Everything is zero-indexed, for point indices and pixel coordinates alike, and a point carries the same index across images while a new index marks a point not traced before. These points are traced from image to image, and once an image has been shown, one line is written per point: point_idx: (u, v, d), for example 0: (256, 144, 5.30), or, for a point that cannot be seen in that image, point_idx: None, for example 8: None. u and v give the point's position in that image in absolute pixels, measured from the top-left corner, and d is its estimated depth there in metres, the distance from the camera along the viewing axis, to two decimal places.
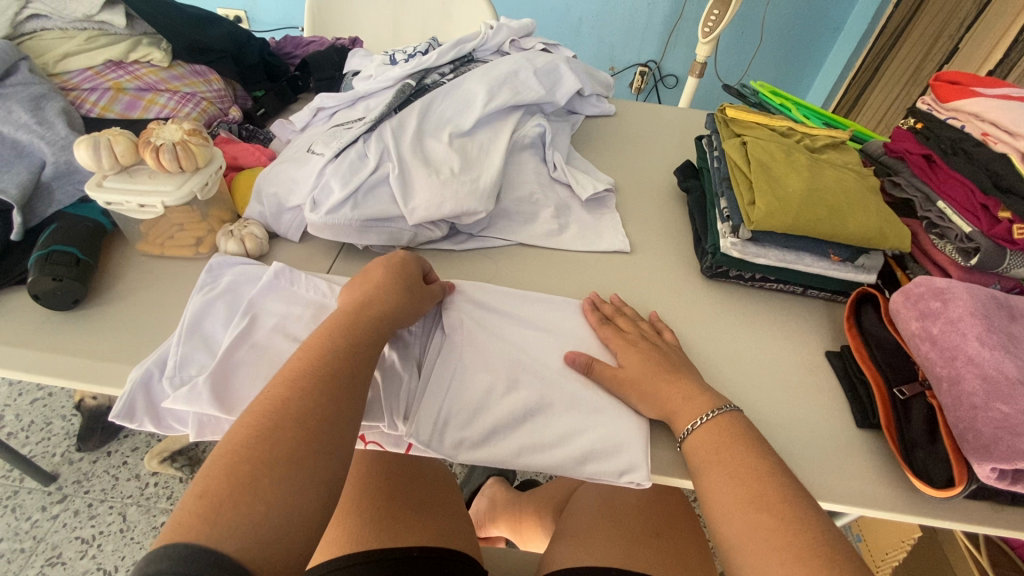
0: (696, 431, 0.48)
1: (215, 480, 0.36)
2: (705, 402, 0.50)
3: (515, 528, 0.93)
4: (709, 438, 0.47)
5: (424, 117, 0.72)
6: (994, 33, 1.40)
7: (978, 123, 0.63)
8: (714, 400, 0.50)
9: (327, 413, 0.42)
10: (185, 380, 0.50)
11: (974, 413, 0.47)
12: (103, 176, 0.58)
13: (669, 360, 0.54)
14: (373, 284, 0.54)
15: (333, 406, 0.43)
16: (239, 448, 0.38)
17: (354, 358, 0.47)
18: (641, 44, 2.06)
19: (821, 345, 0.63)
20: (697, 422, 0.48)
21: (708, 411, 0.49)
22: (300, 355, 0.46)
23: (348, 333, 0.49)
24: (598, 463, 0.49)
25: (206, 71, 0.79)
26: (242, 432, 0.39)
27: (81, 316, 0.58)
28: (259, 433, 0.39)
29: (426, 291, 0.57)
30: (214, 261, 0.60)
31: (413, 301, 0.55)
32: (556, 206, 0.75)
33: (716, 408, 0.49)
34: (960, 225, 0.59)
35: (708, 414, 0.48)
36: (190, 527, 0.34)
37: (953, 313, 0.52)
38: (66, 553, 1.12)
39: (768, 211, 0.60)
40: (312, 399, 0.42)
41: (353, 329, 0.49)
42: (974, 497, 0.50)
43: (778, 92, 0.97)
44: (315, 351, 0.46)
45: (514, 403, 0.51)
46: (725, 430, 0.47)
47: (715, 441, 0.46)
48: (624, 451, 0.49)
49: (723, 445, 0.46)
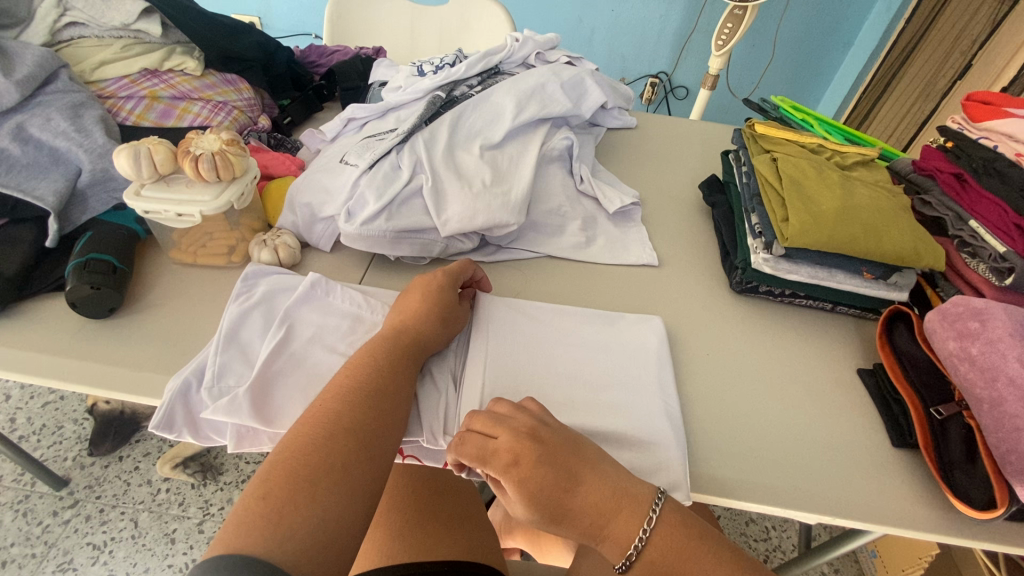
0: (634, 551, 0.45)
1: (275, 484, 0.37)
2: (643, 498, 0.45)
3: (533, 539, 0.92)
4: (664, 550, 0.44)
5: (455, 128, 0.72)
6: (1007, 50, 1.42)
7: (1012, 143, 0.63)
8: (643, 494, 0.46)
9: (377, 428, 0.43)
10: (224, 391, 0.50)
11: (1016, 435, 0.47)
12: (141, 185, 0.58)
13: (566, 468, 0.45)
14: (416, 297, 0.55)
15: (381, 421, 0.44)
16: (297, 455, 0.39)
17: (397, 374, 0.48)
18: (653, 56, 2.07)
19: (853, 362, 0.62)
20: (638, 542, 0.45)
21: (646, 520, 0.45)
22: (347, 370, 0.47)
23: (392, 349, 0.49)
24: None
25: (236, 79, 0.80)
26: (297, 439, 0.40)
27: (115, 324, 0.57)
28: (314, 440, 0.40)
29: (460, 309, 0.58)
30: (248, 271, 0.60)
31: (450, 320, 0.55)
32: (583, 219, 0.75)
33: (645, 518, 0.45)
34: (993, 245, 0.59)
35: (649, 527, 0.44)
36: (254, 530, 0.34)
37: (993, 333, 0.51)
38: (77, 559, 1.11)
39: (803, 228, 0.60)
40: (362, 413, 0.43)
41: (396, 346, 0.50)
42: (1015, 519, 0.49)
43: (798, 107, 0.98)
44: (362, 366, 0.47)
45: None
46: (666, 537, 0.45)
47: (660, 553, 0.45)
48: (663, 470, 0.49)
49: (679, 553, 0.44)
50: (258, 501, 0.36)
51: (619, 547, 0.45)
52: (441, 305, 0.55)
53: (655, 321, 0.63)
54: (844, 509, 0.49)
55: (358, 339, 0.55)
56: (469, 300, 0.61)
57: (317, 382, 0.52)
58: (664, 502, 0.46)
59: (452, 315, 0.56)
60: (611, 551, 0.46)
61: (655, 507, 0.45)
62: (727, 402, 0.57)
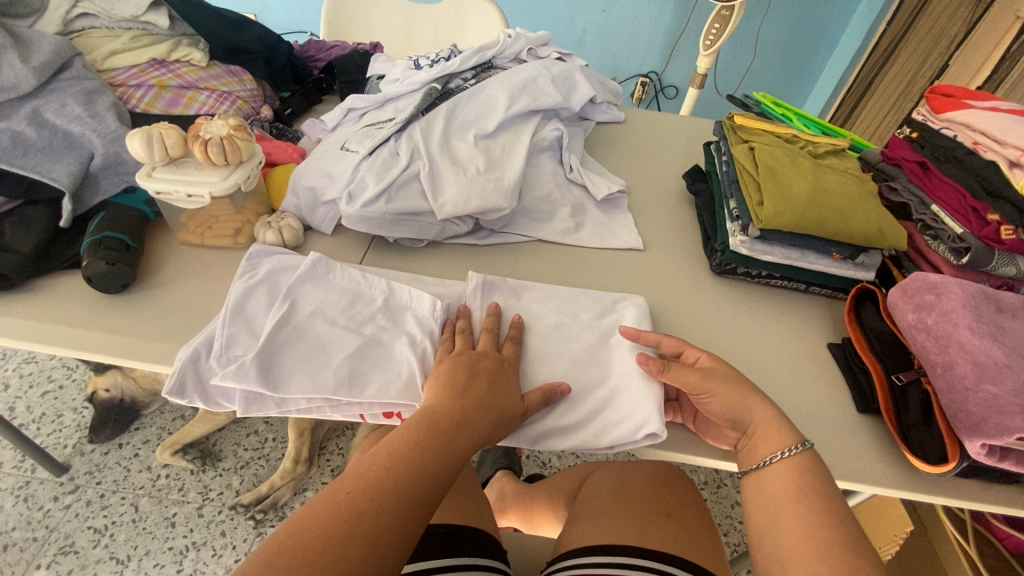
0: (764, 466, 0.51)
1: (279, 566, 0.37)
2: (776, 440, 0.51)
3: (525, 516, 0.97)
4: (780, 479, 0.50)
5: (450, 119, 0.76)
6: (982, 51, 1.48)
7: (969, 132, 0.69)
8: (789, 436, 0.51)
9: (396, 538, 0.42)
10: (232, 360, 0.53)
11: (965, 394, 0.51)
12: (152, 167, 0.61)
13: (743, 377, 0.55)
14: (479, 386, 0.52)
15: (403, 532, 0.42)
16: (309, 540, 0.39)
17: (434, 479, 0.45)
18: (644, 56, 2.12)
19: (824, 337, 0.67)
20: (764, 459, 0.51)
21: (785, 448, 0.50)
22: (385, 461, 0.44)
23: (436, 446, 0.47)
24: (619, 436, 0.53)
25: (240, 71, 0.83)
26: (313, 528, 0.39)
27: (128, 299, 0.60)
28: (330, 540, 0.39)
29: (518, 406, 0.53)
30: (252, 250, 0.63)
31: (505, 417, 0.51)
32: (572, 206, 0.79)
33: (787, 444, 0.50)
34: (952, 227, 0.63)
35: (782, 453, 0.50)
36: None
37: (946, 305, 0.56)
38: (79, 542, 1.14)
39: (776, 211, 0.64)
40: (387, 520, 0.42)
41: (443, 445, 0.47)
42: (967, 475, 0.54)
43: (779, 102, 1.03)
44: (404, 461, 0.45)
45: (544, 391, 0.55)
46: (796, 466, 0.50)
47: (784, 479, 0.50)
48: (637, 413, 0.54)
49: (793, 490, 0.49)
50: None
51: (750, 455, 0.52)
52: (495, 403, 0.51)
53: (639, 301, 0.65)
54: None
55: (356, 314, 0.59)
56: (541, 395, 0.54)
57: (319, 351, 0.55)
58: (802, 450, 0.50)
59: (508, 413, 0.52)
60: (741, 455, 0.53)
61: (791, 450, 0.50)
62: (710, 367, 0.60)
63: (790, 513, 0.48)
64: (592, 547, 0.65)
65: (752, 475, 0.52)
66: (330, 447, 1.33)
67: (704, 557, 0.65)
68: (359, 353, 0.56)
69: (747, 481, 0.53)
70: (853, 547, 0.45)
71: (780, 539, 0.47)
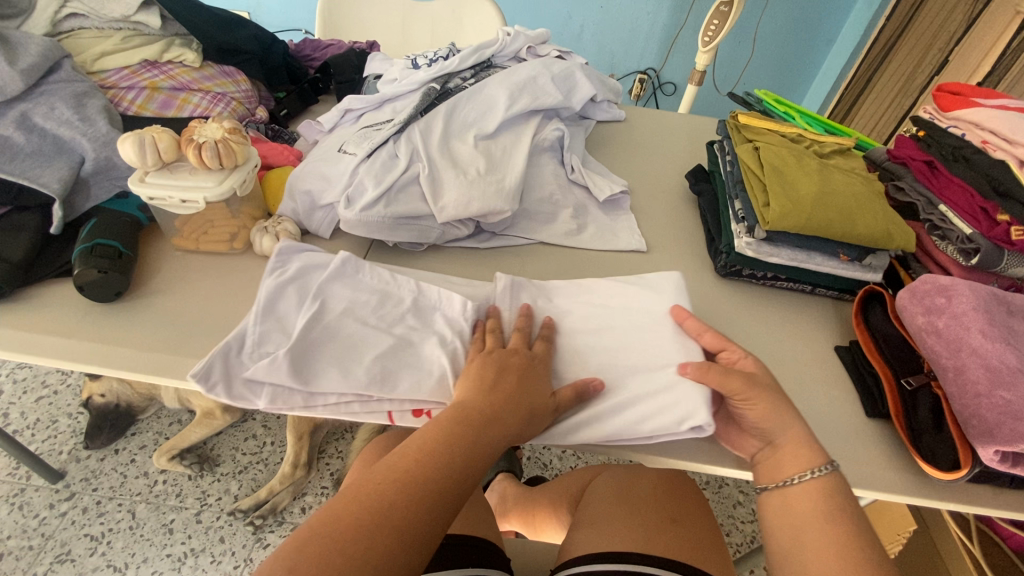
0: (788, 485, 0.50)
1: (308, 556, 0.37)
2: (806, 459, 0.50)
3: (527, 520, 0.96)
4: (806, 499, 0.49)
5: (449, 120, 0.75)
6: (982, 47, 1.48)
7: (978, 131, 0.68)
8: (814, 456, 0.51)
9: (424, 530, 0.41)
10: (264, 355, 0.53)
11: (978, 400, 0.50)
12: (145, 172, 0.60)
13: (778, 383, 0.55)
14: (508, 382, 0.51)
15: (431, 524, 0.42)
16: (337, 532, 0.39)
17: (464, 474, 0.45)
18: (642, 53, 2.11)
19: (831, 340, 0.66)
20: (790, 477, 0.50)
21: (812, 468, 0.50)
22: (414, 455, 0.44)
23: (467, 440, 0.46)
24: (659, 428, 0.51)
25: (234, 71, 0.81)
26: (342, 518, 0.40)
27: (121, 308, 0.59)
28: (357, 531, 0.39)
29: (551, 401, 0.52)
30: (281, 245, 0.59)
31: (536, 412, 0.50)
32: (574, 207, 0.78)
33: (814, 465, 0.50)
34: (960, 228, 0.63)
35: (811, 473, 0.50)
36: None
37: (957, 308, 0.55)
38: (75, 550, 1.12)
39: (783, 212, 0.63)
40: (415, 514, 0.41)
41: (473, 439, 0.46)
42: (979, 481, 0.53)
43: (781, 100, 1.02)
44: (432, 454, 0.44)
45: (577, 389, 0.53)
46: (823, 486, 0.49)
47: (810, 500, 0.49)
48: (680, 404, 0.52)
49: (819, 511, 0.48)
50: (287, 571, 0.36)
51: (773, 473, 0.51)
52: (527, 399, 0.50)
53: (675, 275, 0.64)
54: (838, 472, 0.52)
55: (386, 313, 0.57)
56: (575, 391, 0.53)
57: (349, 349, 0.54)
58: (828, 471, 0.50)
59: (540, 408, 0.51)
60: (761, 472, 0.52)
61: (819, 472, 0.50)
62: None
63: (818, 534, 0.48)
64: (596, 553, 0.65)
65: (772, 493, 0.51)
66: (329, 451, 1.32)
67: (709, 561, 0.64)
68: (393, 353, 0.54)
69: (767, 499, 0.52)
70: (884, 572, 0.45)
71: (808, 561, 0.47)
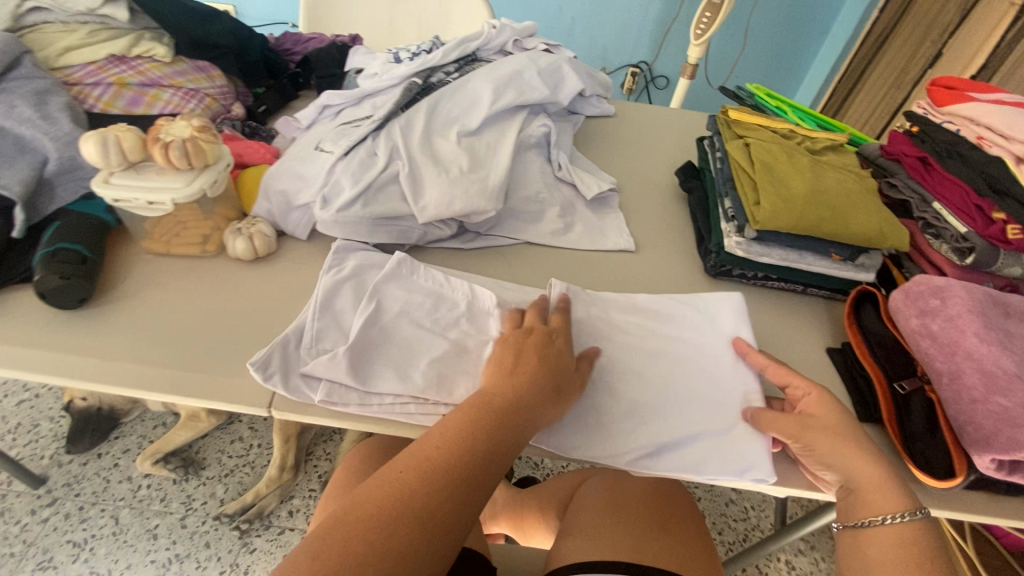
0: (874, 524, 0.47)
1: (333, 542, 0.38)
2: (890, 500, 0.47)
3: (517, 524, 0.95)
4: (893, 543, 0.46)
5: (432, 116, 0.72)
6: (976, 39, 1.46)
7: (973, 127, 0.66)
8: (907, 499, 0.47)
9: (450, 516, 0.41)
10: (323, 351, 0.54)
11: (974, 406, 0.48)
12: (110, 173, 0.57)
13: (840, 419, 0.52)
14: (529, 365, 0.50)
15: (454, 513, 0.41)
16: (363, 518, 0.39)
17: (489, 460, 0.44)
18: (634, 46, 2.08)
19: (822, 342, 0.64)
20: (877, 517, 0.47)
21: (905, 511, 0.47)
22: (437, 441, 0.44)
23: (490, 426, 0.45)
24: (717, 467, 0.50)
25: (208, 67, 0.79)
26: (364, 508, 0.40)
27: (86, 315, 0.57)
28: (381, 517, 0.39)
29: (573, 379, 0.51)
30: (339, 244, 0.62)
31: (559, 390, 0.49)
32: (561, 206, 0.76)
33: (909, 507, 0.47)
34: (955, 226, 0.61)
35: (901, 516, 0.46)
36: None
37: (952, 310, 0.53)
38: (58, 557, 1.10)
39: (773, 210, 0.61)
40: (439, 500, 0.41)
41: (496, 425, 0.45)
42: (975, 488, 0.51)
43: (772, 95, 1.00)
44: (455, 441, 0.44)
45: (627, 417, 0.52)
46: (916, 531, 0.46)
47: (894, 543, 0.46)
48: (746, 452, 0.51)
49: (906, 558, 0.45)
50: (310, 560, 0.37)
51: (859, 510, 0.48)
52: (550, 379, 0.49)
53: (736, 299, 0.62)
54: None
55: (441, 316, 0.58)
56: (588, 364, 0.54)
57: (407, 351, 0.55)
58: (922, 516, 0.47)
59: (563, 387, 0.50)
60: (847, 507, 0.49)
61: (912, 514, 0.47)
62: (711, 369, 0.57)
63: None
64: (583, 560, 0.63)
65: (856, 530, 0.49)
66: (318, 453, 1.30)
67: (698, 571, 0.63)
68: (449, 356, 0.55)
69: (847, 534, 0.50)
70: None
71: None
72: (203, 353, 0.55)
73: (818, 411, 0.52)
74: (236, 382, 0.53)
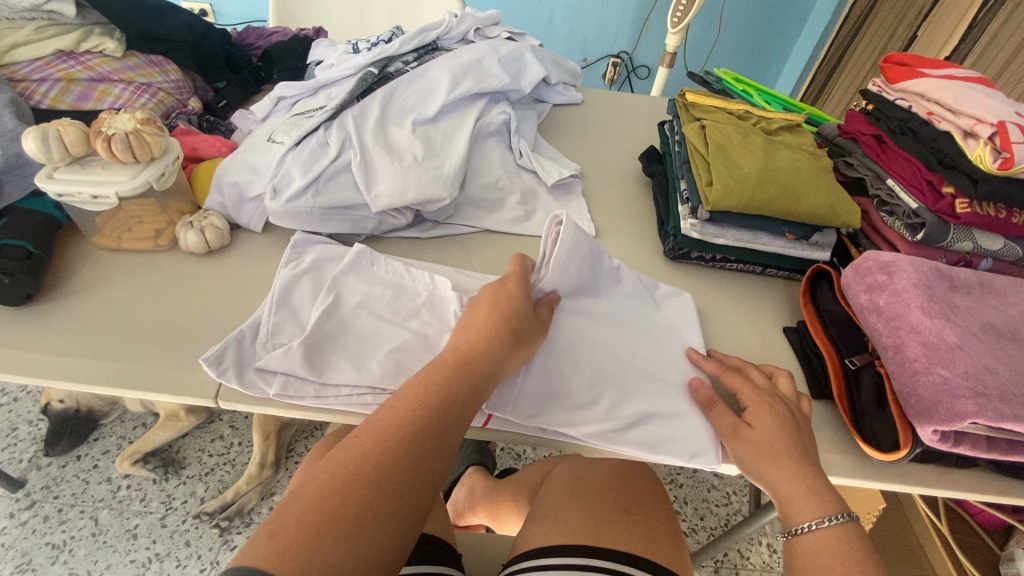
0: (803, 530, 0.45)
1: (289, 518, 0.35)
2: (823, 502, 0.45)
3: (492, 513, 0.95)
4: (824, 546, 0.44)
5: (387, 105, 0.72)
6: (950, 21, 1.46)
7: (923, 102, 0.66)
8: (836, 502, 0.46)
9: (412, 478, 0.39)
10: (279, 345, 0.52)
11: (916, 378, 0.48)
12: (54, 168, 0.57)
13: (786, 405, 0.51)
14: (485, 323, 0.49)
15: (417, 473, 0.40)
16: (318, 490, 0.36)
17: (448, 419, 0.43)
18: (614, 36, 2.07)
19: (779, 321, 0.64)
20: (805, 523, 0.45)
21: (833, 515, 0.45)
22: (394, 407, 0.42)
23: (447, 385, 0.44)
24: (663, 451, 0.50)
25: (162, 61, 0.78)
26: (322, 477, 0.37)
27: (33, 311, 0.56)
28: (339, 485, 0.37)
29: (532, 325, 0.51)
30: (296, 239, 0.62)
31: (516, 343, 0.49)
32: (522, 193, 0.75)
33: (830, 512, 0.45)
34: (907, 201, 0.61)
35: (830, 520, 0.45)
36: (254, 558, 0.32)
37: (898, 285, 0.54)
38: (36, 560, 1.10)
39: (725, 191, 0.61)
40: (399, 462, 0.39)
41: (454, 386, 0.44)
42: (923, 462, 0.51)
43: (740, 79, 0.99)
44: (412, 405, 0.42)
45: (586, 408, 0.51)
46: (839, 539, 0.44)
47: (828, 547, 0.44)
48: (688, 435, 0.50)
49: (838, 561, 0.43)
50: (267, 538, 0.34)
51: (787, 519, 0.47)
52: (510, 330, 0.49)
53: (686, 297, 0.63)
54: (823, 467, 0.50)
55: (401, 307, 0.57)
56: (548, 309, 0.54)
57: (365, 343, 0.53)
58: (848, 520, 0.45)
59: (523, 335, 0.50)
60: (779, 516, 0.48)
61: (837, 518, 0.45)
62: (662, 348, 0.57)
63: None
64: (548, 547, 0.62)
65: (791, 541, 0.47)
66: (298, 449, 1.30)
67: (660, 552, 0.63)
68: (408, 346, 0.54)
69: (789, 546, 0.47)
70: None
71: None
72: (152, 345, 0.54)
73: (755, 393, 0.51)
74: (182, 373, 0.52)
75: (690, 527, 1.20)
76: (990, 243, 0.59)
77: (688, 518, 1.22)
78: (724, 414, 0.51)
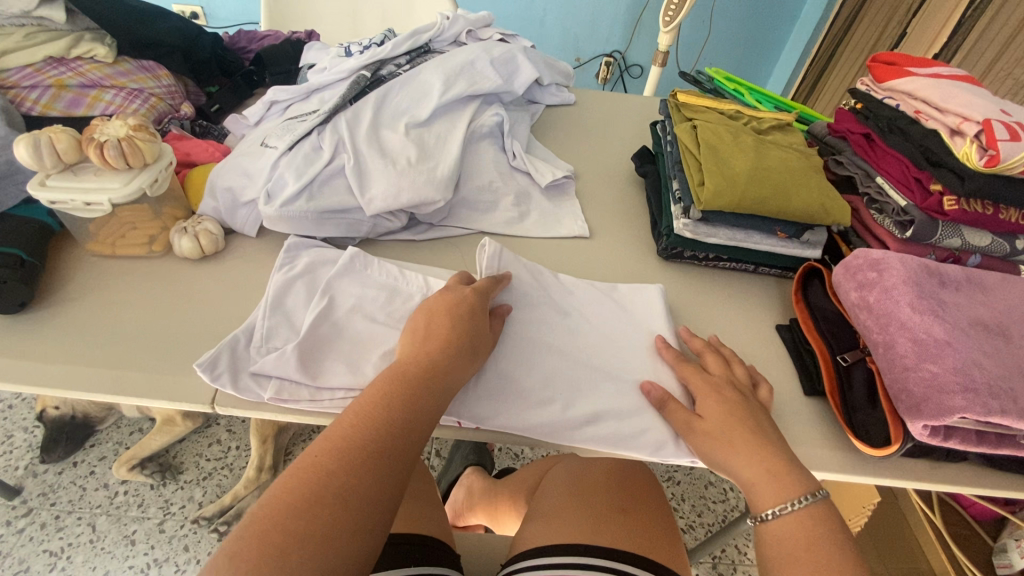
0: (775, 513, 0.45)
1: (249, 538, 0.35)
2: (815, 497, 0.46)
3: (491, 514, 0.95)
4: (795, 527, 0.44)
5: (380, 108, 0.72)
6: (937, 19, 1.48)
7: (911, 101, 0.67)
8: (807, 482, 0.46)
9: (374, 491, 0.39)
10: (272, 349, 0.53)
11: (906, 374, 0.49)
12: (46, 175, 0.56)
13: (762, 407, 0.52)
14: (441, 334, 0.49)
15: (376, 487, 0.40)
16: (277, 508, 0.37)
17: (409, 429, 0.43)
18: (607, 36, 2.08)
19: (772, 319, 0.65)
20: (777, 507, 0.45)
21: (803, 495, 0.45)
22: (353, 419, 0.42)
23: (407, 395, 0.44)
24: (632, 448, 0.50)
25: (154, 66, 0.78)
26: (281, 495, 0.37)
27: (28, 319, 0.56)
28: (297, 503, 0.37)
29: (485, 336, 0.52)
30: (290, 242, 0.62)
31: (472, 352, 0.50)
32: (516, 194, 0.75)
33: (800, 493, 0.45)
34: (896, 199, 0.62)
35: (801, 500, 0.45)
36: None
37: (888, 281, 0.54)
38: (34, 567, 1.09)
39: (716, 190, 0.61)
40: (360, 476, 0.39)
41: (413, 396, 0.44)
42: (915, 456, 0.52)
43: (731, 78, 1.00)
44: (370, 417, 0.42)
45: (577, 411, 0.51)
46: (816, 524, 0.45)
47: (798, 529, 0.44)
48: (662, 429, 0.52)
49: (811, 541, 0.43)
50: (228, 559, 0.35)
51: (756, 503, 0.46)
52: (464, 341, 0.49)
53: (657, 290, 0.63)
54: (815, 463, 0.51)
55: (395, 310, 0.57)
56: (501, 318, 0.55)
57: (360, 347, 0.54)
58: (819, 499, 0.45)
59: (476, 347, 0.50)
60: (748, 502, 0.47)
61: (807, 499, 0.45)
62: (653, 349, 0.58)
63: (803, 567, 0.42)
64: (546, 548, 0.62)
65: (762, 526, 0.46)
66: (296, 453, 1.29)
67: (658, 550, 0.63)
68: None
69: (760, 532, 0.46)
70: None
71: None
72: (146, 350, 0.54)
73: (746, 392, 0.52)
74: (177, 378, 0.52)
75: (688, 524, 1.21)
76: (979, 239, 0.60)
77: (686, 515, 1.22)
78: (678, 410, 0.51)
